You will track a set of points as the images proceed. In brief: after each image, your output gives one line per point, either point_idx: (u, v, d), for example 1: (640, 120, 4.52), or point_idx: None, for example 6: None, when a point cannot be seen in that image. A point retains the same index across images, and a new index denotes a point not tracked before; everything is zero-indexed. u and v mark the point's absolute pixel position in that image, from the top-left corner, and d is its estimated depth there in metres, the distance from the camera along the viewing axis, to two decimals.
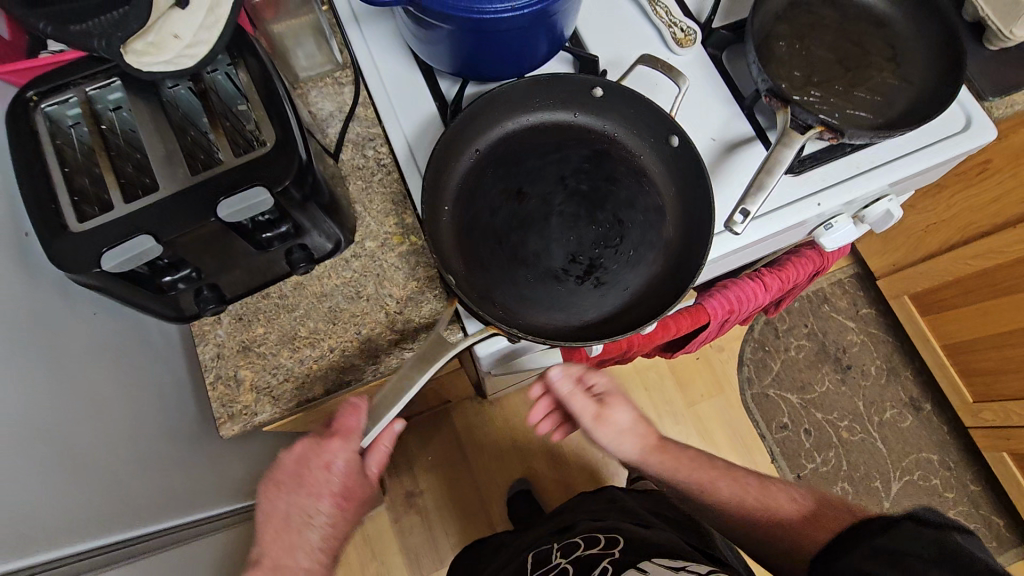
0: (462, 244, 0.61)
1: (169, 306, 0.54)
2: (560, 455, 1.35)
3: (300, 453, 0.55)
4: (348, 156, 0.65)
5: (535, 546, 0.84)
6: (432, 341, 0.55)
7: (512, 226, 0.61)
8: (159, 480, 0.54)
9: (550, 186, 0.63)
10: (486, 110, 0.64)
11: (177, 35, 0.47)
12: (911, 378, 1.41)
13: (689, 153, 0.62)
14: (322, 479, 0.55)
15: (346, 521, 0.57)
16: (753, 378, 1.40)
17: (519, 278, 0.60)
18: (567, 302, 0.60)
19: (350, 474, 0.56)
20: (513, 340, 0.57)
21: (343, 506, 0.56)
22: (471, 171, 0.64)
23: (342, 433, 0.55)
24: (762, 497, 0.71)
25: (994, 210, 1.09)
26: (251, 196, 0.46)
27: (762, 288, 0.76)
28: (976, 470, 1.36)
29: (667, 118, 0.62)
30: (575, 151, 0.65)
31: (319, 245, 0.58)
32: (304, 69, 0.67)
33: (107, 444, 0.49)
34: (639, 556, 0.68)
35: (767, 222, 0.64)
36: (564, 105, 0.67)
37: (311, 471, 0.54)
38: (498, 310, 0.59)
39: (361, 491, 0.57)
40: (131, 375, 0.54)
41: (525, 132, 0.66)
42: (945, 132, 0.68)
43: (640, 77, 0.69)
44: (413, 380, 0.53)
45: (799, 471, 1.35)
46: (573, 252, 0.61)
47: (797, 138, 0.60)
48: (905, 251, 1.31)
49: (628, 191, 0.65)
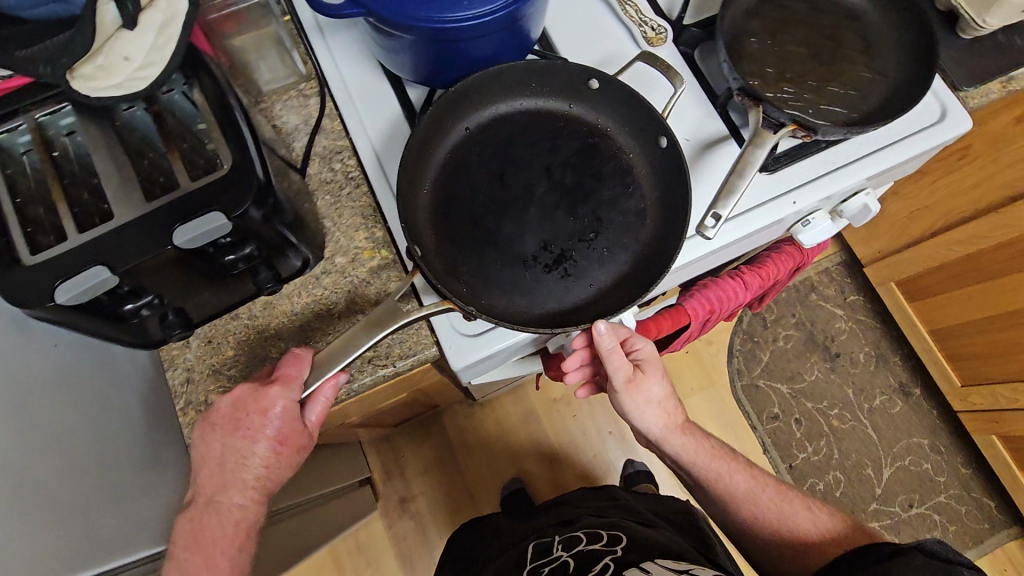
0: (441, 238, 0.60)
1: (135, 333, 0.53)
2: (552, 454, 1.35)
3: (237, 399, 0.52)
4: (316, 170, 0.64)
5: (535, 537, 0.83)
6: (386, 306, 0.52)
7: (490, 207, 0.60)
8: (132, 511, 0.53)
9: (535, 174, 0.61)
10: (477, 91, 0.62)
11: (128, 57, 0.46)
12: (900, 363, 1.42)
13: (675, 157, 0.60)
14: (258, 424, 0.52)
15: (282, 463, 0.55)
16: (743, 370, 1.40)
17: (488, 257, 0.59)
18: (532, 289, 0.58)
19: (288, 422, 0.53)
20: (469, 316, 0.55)
21: (279, 450, 0.54)
22: (449, 162, 0.63)
23: (282, 381, 0.52)
24: (778, 503, 0.71)
25: (976, 195, 1.08)
26: (208, 222, 0.45)
27: (743, 286, 0.75)
28: (967, 453, 1.37)
29: (658, 120, 0.60)
30: (565, 143, 0.64)
31: (287, 263, 0.57)
32: (268, 82, 0.66)
33: (73, 481, 0.48)
34: (640, 557, 0.66)
35: (741, 223, 0.63)
36: (562, 94, 0.65)
37: (246, 418, 0.52)
38: (460, 286, 0.58)
39: (297, 437, 0.54)
40: (98, 406, 0.53)
41: (519, 115, 0.65)
42: (921, 124, 0.67)
43: (639, 75, 0.68)
44: (359, 341, 0.51)
45: (791, 460, 1.35)
46: (546, 240, 0.59)
47: (770, 137, 0.59)
48: (890, 238, 1.31)
49: (612, 191, 0.63)
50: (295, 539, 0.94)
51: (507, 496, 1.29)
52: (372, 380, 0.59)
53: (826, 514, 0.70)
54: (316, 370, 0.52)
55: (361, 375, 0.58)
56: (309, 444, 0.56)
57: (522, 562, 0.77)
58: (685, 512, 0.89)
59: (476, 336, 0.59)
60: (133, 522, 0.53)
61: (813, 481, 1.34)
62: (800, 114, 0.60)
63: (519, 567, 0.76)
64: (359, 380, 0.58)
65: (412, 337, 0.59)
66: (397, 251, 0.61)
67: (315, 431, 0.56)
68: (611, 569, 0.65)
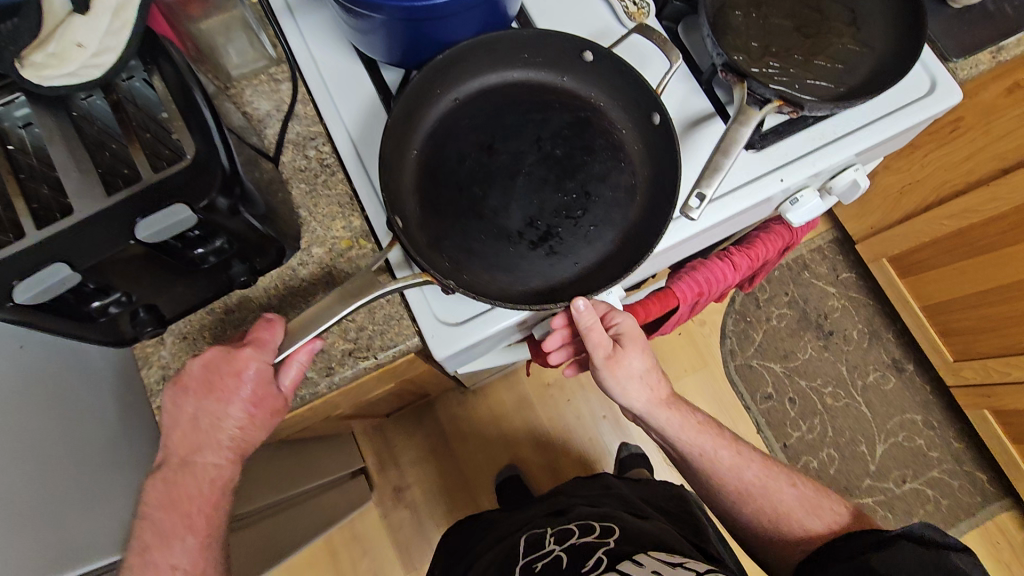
0: (425, 214, 0.58)
1: (105, 332, 0.51)
2: (546, 439, 1.35)
3: (209, 361, 0.51)
4: (289, 158, 0.62)
5: (526, 527, 0.82)
6: (364, 278, 0.53)
7: (475, 179, 0.58)
8: (110, 513, 0.52)
9: (524, 145, 0.59)
10: (463, 62, 0.60)
11: (81, 44, 0.44)
12: (893, 340, 1.41)
13: (669, 133, 0.58)
14: (231, 385, 0.51)
15: (256, 426, 0.53)
16: (736, 350, 1.40)
17: (470, 231, 0.57)
18: (515, 266, 0.57)
19: (262, 385, 0.51)
20: (448, 291, 0.54)
21: (254, 412, 0.53)
22: (435, 134, 0.61)
23: (255, 343, 0.51)
24: (764, 480, 0.71)
25: (968, 168, 1.07)
26: (171, 215, 0.43)
27: (732, 268, 0.74)
28: (959, 427, 1.37)
29: (652, 94, 0.57)
30: (556, 115, 0.61)
31: (263, 256, 0.55)
32: (237, 67, 0.64)
33: (47, 485, 0.46)
34: (634, 550, 0.65)
35: (726, 203, 0.62)
36: (555, 67, 0.63)
37: (220, 380, 0.51)
38: (441, 261, 0.56)
39: (272, 400, 0.53)
40: (69, 408, 0.52)
41: (510, 87, 0.63)
42: (910, 96, 0.66)
43: (630, 49, 0.64)
44: (331, 308, 0.52)
45: (785, 439, 1.35)
46: (532, 216, 0.57)
47: (755, 114, 0.57)
48: (881, 214, 1.30)
49: (602, 165, 0.60)
50: (290, 531, 0.94)
51: (502, 482, 1.29)
52: (353, 373, 0.57)
53: (811, 491, 0.71)
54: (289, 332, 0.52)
55: (341, 368, 0.57)
56: (286, 409, 0.54)
57: (513, 552, 0.75)
58: (678, 498, 0.89)
59: (458, 324, 0.57)
60: (111, 523, 0.52)
61: (807, 459, 1.34)
62: (786, 90, 0.58)
63: (510, 558, 0.74)
64: (340, 373, 0.57)
65: (394, 327, 0.58)
66: (376, 241, 0.60)
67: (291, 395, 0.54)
68: (604, 563, 0.64)
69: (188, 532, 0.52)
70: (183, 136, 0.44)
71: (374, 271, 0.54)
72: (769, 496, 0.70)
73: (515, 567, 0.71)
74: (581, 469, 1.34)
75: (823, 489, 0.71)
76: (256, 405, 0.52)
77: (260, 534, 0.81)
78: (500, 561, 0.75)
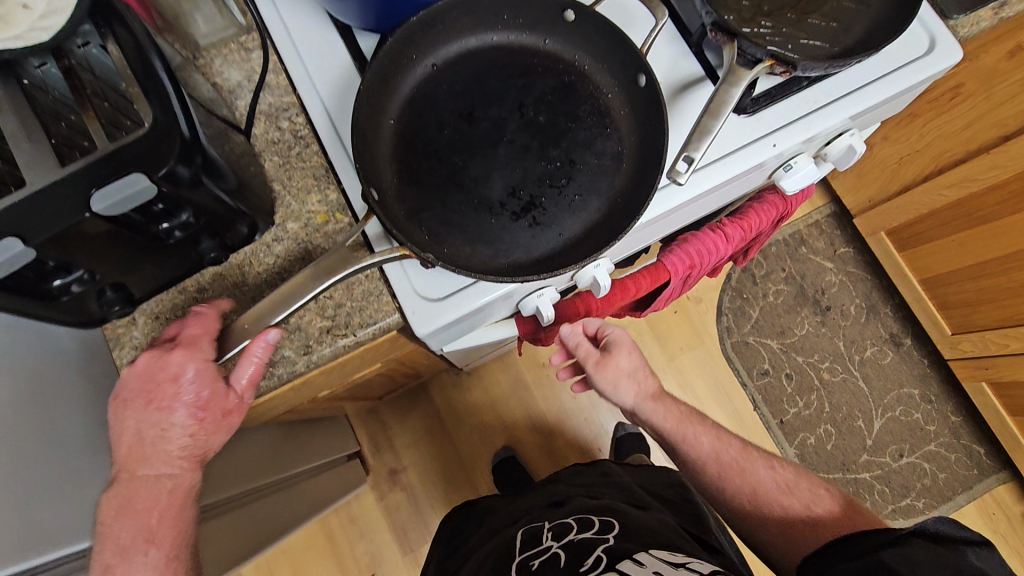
0: (402, 184, 0.55)
1: (71, 311, 0.50)
2: (541, 420, 1.34)
3: (143, 370, 0.49)
4: (261, 130, 0.59)
5: (524, 521, 0.79)
6: (338, 254, 0.51)
7: (454, 146, 0.56)
8: (78, 498, 0.51)
9: (506, 112, 0.57)
10: (440, 23, 0.57)
11: (27, 5, 0.40)
12: (890, 314, 1.40)
13: (656, 96, 0.55)
14: (171, 390, 0.49)
15: (212, 431, 0.51)
16: (733, 327, 1.38)
17: (450, 201, 0.55)
18: (496, 237, 0.55)
19: (205, 386, 0.50)
20: (426, 264, 0.52)
21: (202, 416, 0.50)
22: (413, 101, 0.58)
23: (187, 343, 0.50)
24: (741, 462, 0.72)
25: (968, 137, 1.05)
26: (129, 185, 0.41)
27: (725, 240, 0.71)
28: (957, 401, 1.36)
29: (637, 53, 0.55)
30: (539, 80, 0.59)
31: (233, 231, 0.53)
32: (205, 36, 0.61)
33: (15, 469, 0.45)
34: (635, 548, 0.62)
35: (716, 170, 0.59)
36: (536, 29, 0.60)
37: (158, 387, 0.49)
38: (420, 233, 0.54)
39: (221, 400, 0.51)
40: (40, 391, 0.50)
41: (491, 51, 0.60)
42: (907, 56, 0.63)
43: (614, 8, 0.62)
44: (303, 287, 0.50)
45: (781, 415, 1.34)
46: (514, 185, 0.55)
47: (745, 75, 0.54)
48: (879, 186, 1.27)
49: (588, 132, 0.58)
50: (275, 515, 0.93)
51: (497, 464, 1.28)
52: (332, 351, 0.56)
53: (790, 473, 0.72)
54: (260, 318, 0.50)
55: (320, 346, 0.55)
56: (243, 409, 0.52)
57: (509, 547, 0.72)
58: (678, 486, 0.88)
59: (440, 300, 0.55)
60: (79, 509, 0.51)
61: (804, 435, 1.34)
62: (778, 49, 0.55)
63: (506, 554, 0.71)
64: (318, 351, 0.55)
65: (373, 304, 0.56)
66: (353, 214, 0.58)
67: (243, 393, 0.52)
68: (604, 562, 0.61)
69: (149, 545, 0.51)
70: (140, 103, 0.42)
71: (350, 246, 0.52)
72: (747, 476, 0.71)
73: (511, 565, 0.68)
74: (576, 449, 1.33)
75: (802, 472, 0.73)
76: (204, 409, 0.50)
77: (236, 520, 0.80)
78: (494, 557, 0.72)
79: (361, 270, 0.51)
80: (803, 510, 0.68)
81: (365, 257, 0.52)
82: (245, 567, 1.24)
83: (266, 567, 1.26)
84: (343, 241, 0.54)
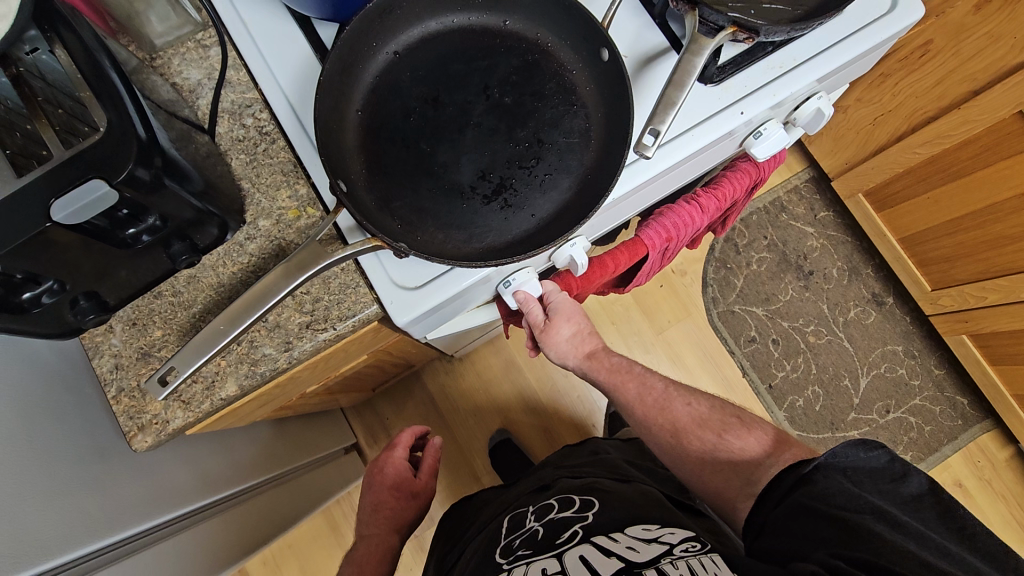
0: (371, 173, 0.55)
1: (43, 325, 0.50)
2: (534, 400, 1.35)
3: (376, 462, 0.90)
4: (226, 128, 0.59)
5: (511, 508, 0.79)
6: (310, 249, 0.51)
7: (423, 132, 0.56)
8: (86, 502, 0.52)
9: (472, 95, 0.56)
10: (395, 7, 0.56)
11: None
12: (872, 275, 1.41)
13: (620, 73, 0.54)
14: (383, 481, 0.88)
15: (410, 514, 0.86)
16: (718, 297, 1.40)
17: (422, 188, 0.55)
18: (469, 221, 0.55)
19: (399, 466, 0.88)
20: (400, 254, 0.51)
21: (399, 493, 0.86)
22: (378, 89, 0.58)
23: (399, 444, 0.90)
24: (663, 402, 0.72)
25: (938, 93, 1.06)
26: (89, 190, 0.40)
27: (699, 211, 0.71)
28: (940, 355, 1.39)
29: (596, 27, 0.54)
30: (503, 60, 0.58)
31: (203, 233, 0.54)
32: (161, 35, 0.59)
33: (16, 480, 0.45)
34: (614, 523, 0.63)
35: (683, 143, 0.60)
36: (497, 8, 0.59)
37: (380, 472, 0.88)
38: (394, 222, 0.54)
39: (414, 484, 0.87)
40: (22, 406, 0.50)
41: (453, 34, 0.59)
42: (870, 17, 0.63)
43: None
44: (278, 288, 0.50)
45: (771, 380, 1.36)
46: (483, 169, 0.55)
47: (707, 42, 0.52)
48: (856, 147, 1.27)
49: (553, 110, 0.58)
50: (274, 509, 0.94)
51: (494, 446, 1.29)
52: (312, 346, 0.56)
53: (706, 407, 0.71)
54: (237, 318, 0.49)
55: (300, 342, 0.55)
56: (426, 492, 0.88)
57: (496, 536, 0.72)
58: None
59: (410, 288, 0.56)
60: (86, 515, 0.51)
61: (793, 398, 1.36)
62: (741, 15, 0.53)
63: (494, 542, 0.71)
64: (299, 347, 0.55)
65: (350, 296, 0.56)
66: (324, 207, 0.57)
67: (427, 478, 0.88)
68: (579, 535, 0.62)
69: None
70: (93, 108, 0.41)
71: (321, 239, 0.52)
72: (667, 413, 0.71)
73: (495, 549, 0.68)
74: (570, 428, 1.33)
75: (718, 404, 0.72)
76: (397, 484, 0.87)
77: (237, 518, 0.81)
78: (484, 544, 0.72)
79: (334, 263, 0.51)
80: (717, 442, 0.67)
81: (338, 250, 0.52)
82: (251, 563, 1.25)
83: (271, 563, 1.26)
84: (312, 235, 0.53)
